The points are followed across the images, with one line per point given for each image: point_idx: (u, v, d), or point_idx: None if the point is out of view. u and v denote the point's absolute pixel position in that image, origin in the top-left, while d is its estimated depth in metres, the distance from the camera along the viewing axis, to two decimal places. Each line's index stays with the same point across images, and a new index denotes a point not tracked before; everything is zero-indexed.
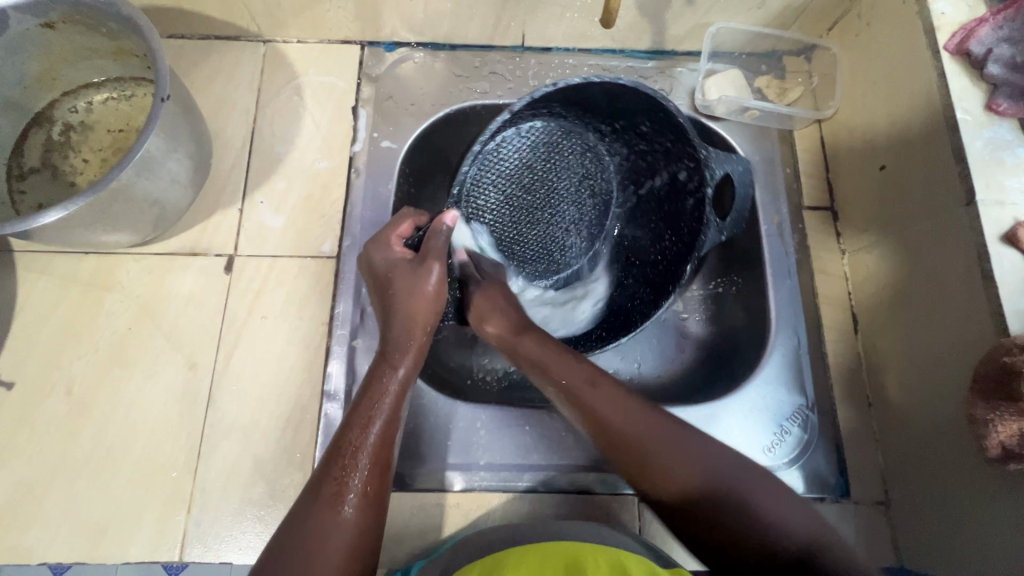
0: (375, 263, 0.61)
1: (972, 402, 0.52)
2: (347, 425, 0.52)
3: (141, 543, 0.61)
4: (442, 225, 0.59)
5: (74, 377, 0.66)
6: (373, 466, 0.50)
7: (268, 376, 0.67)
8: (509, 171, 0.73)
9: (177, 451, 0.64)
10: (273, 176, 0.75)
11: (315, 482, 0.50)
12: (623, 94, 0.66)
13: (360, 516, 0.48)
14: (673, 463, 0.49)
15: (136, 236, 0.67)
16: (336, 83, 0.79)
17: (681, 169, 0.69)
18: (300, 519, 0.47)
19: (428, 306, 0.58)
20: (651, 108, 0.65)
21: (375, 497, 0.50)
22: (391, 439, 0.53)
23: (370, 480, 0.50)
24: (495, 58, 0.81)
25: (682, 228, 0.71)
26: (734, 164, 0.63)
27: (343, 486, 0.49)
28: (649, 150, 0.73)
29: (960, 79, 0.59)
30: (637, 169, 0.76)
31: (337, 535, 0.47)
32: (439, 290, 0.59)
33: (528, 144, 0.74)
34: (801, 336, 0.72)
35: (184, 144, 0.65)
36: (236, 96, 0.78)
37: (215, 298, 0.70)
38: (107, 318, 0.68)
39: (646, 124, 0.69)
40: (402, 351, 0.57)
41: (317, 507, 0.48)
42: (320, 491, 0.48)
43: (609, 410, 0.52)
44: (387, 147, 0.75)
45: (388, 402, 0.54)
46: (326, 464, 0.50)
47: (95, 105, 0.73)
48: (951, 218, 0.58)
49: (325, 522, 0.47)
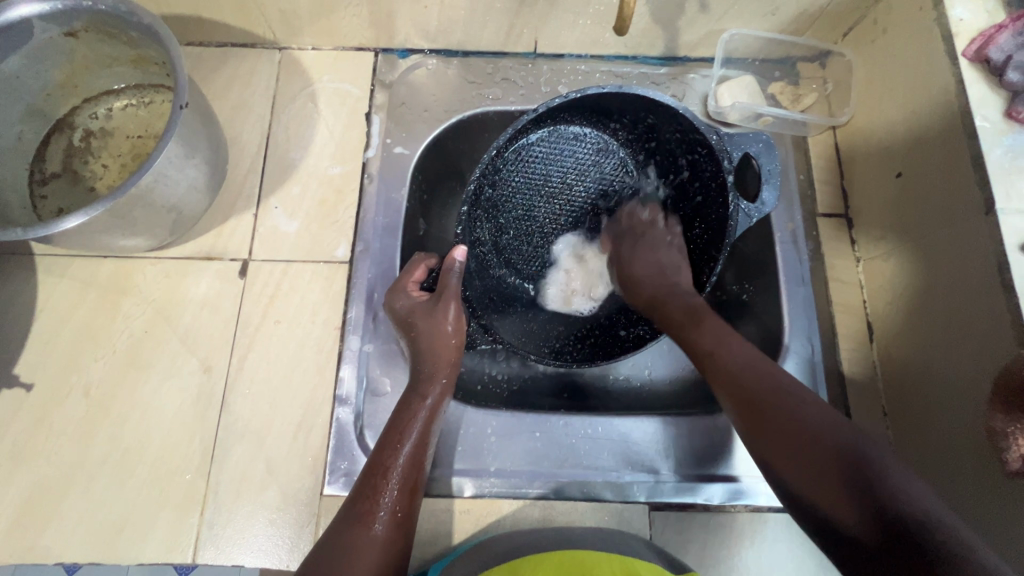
0: (394, 309, 0.64)
1: (992, 414, 0.52)
2: (381, 447, 0.55)
3: (156, 544, 0.62)
4: (454, 262, 0.63)
5: (92, 379, 0.67)
6: (403, 488, 0.53)
7: (281, 380, 0.68)
8: (529, 183, 0.75)
9: (191, 453, 0.65)
10: (288, 182, 0.76)
11: (350, 501, 0.52)
12: (627, 96, 0.65)
13: (389, 534, 0.50)
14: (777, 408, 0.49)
15: (154, 241, 0.68)
16: (350, 90, 0.80)
17: (696, 162, 0.68)
18: (334, 537, 0.49)
19: (449, 340, 0.61)
20: (656, 104, 0.64)
21: (403, 516, 0.52)
22: (420, 464, 0.55)
23: (399, 501, 0.52)
24: (508, 65, 0.81)
25: (710, 215, 0.68)
26: (750, 142, 0.62)
27: (374, 504, 0.51)
28: (662, 145, 0.72)
29: (979, 85, 0.58)
30: (658, 169, 0.75)
31: (368, 550, 0.48)
32: (457, 324, 0.62)
33: (541, 157, 0.74)
34: (814, 344, 0.71)
35: (201, 150, 0.66)
36: (252, 103, 0.79)
37: (230, 302, 0.70)
38: (124, 321, 0.69)
39: (656, 119, 0.68)
40: (430, 380, 0.59)
41: (349, 524, 0.50)
42: (353, 510, 0.51)
43: (717, 347, 0.55)
44: (400, 153, 0.76)
45: (416, 426, 0.56)
46: (360, 485, 0.53)
47: (114, 111, 0.74)
48: (970, 227, 0.57)
49: (357, 537, 0.49)
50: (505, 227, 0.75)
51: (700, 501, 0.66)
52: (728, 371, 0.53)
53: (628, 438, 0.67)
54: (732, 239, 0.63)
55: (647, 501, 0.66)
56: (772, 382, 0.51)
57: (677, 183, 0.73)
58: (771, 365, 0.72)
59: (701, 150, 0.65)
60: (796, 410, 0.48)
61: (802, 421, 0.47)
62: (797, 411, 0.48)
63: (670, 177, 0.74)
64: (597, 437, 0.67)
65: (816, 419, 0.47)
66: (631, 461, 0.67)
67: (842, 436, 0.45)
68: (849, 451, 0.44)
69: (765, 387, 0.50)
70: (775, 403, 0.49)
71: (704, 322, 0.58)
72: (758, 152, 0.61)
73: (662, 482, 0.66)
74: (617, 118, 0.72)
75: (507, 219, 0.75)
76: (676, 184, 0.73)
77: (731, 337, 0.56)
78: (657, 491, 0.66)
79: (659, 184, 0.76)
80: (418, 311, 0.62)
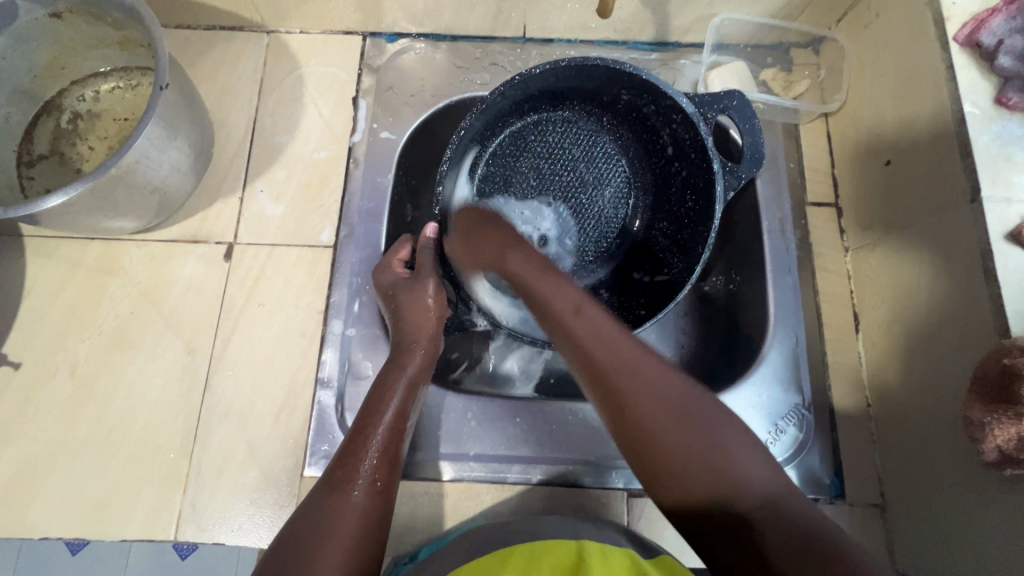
0: (377, 285, 0.66)
1: (971, 405, 0.50)
2: (361, 419, 0.56)
3: (138, 521, 0.63)
4: (428, 239, 0.65)
5: (78, 359, 0.68)
6: (382, 455, 0.53)
7: (264, 362, 0.68)
8: (516, 171, 0.75)
9: (175, 433, 0.66)
10: (274, 166, 0.76)
11: (329, 470, 0.53)
12: (594, 70, 0.64)
13: (368, 500, 0.50)
14: (649, 401, 0.47)
15: (139, 222, 0.69)
16: (338, 73, 0.80)
17: (679, 132, 0.67)
18: (313, 504, 0.50)
19: (430, 314, 0.62)
20: (624, 74, 0.63)
21: (382, 483, 0.52)
22: (399, 433, 0.56)
23: (379, 469, 0.53)
24: (496, 49, 0.80)
25: (699, 184, 0.67)
26: (728, 100, 0.61)
27: (354, 471, 0.51)
28: (642, 121, 0.71)
29: (970, 71, 0.57)
30: (648, 147, 0.73)
31: (346, 515, 0.49)
32: (438, 298, 0.63)
33: (524, 145, 0.74)
34: (799, 334, 0.71)
35: (184, 132, 0.66)
36: (240, 86, 0.78)
37: (215, 284, 0.71)
38: (110, 302, 0.70)
39: (631, 93, 0.67)
40: (409, 353, 0.60)
41: (327, 490, 0.50)
42: (332, 478, 0.51)
43: (590, 339, 0.50)
44: (386, 138, 0.76)
45: (396, 396, 0.57)
46: (340, 455, 0.53)
47: (102, 94, 0.74)
48: (956, 215, 0.56)
49: (336, 504, 0.49)
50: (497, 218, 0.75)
51: None
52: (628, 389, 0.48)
53: None
54: (722, 202, 0.61)
55: (626, 488, 0.66)
56: (678, 402, 0.48)
57: (669, 158, 0.71)
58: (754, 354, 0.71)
59: (680, 117, 0.64)
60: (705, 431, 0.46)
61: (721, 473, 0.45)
62: (716, 460, 0.45)
63: (658, 156, 0.73)
64: (578, 424, 0.68)
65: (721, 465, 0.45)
66: (611, 448, 0.67)
67: (706, 428, 0.47)
68: (731, 463, 0.45)
69: (670, 431, 0.47)
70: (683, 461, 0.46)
71: (578, 308, 0.52)
72: (734, 111, 0.61)
73: None
74: (598, 98, 0.70)
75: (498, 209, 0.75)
76: (662, 160, 0.73)
77: (604, 325, 0.51)
78: (635, 478, 0.66)
79: (653, 162, 0.74)
80: (400, 286, 0.64)
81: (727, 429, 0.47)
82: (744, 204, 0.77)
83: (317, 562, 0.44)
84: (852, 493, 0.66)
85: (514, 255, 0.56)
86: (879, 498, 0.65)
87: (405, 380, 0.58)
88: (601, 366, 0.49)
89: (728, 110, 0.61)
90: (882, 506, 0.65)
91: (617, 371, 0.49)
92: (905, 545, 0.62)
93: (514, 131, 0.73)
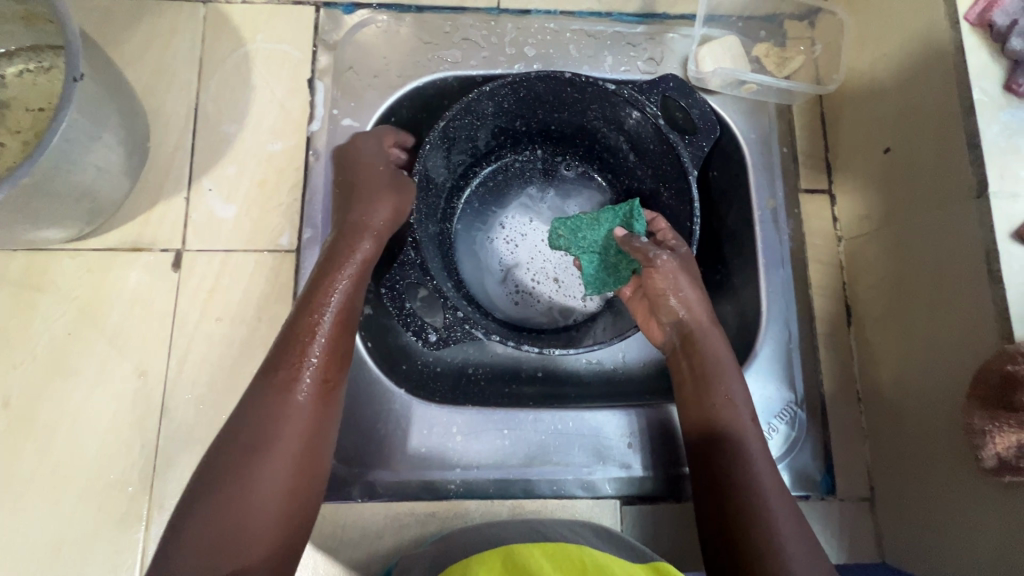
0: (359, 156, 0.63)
1: (970, 411, 0.49)
2: (302, 309, 0.54)
3: (97, 563, 0.58)
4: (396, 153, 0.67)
5: (11, 390, 0.60)
6: (330, 349, 0.52)
7: (227, 381, 0.62)
8: (489, 213, 0.76)
9: (131, 464, 0.60)
10: (223, 160, 0.67)
11: (268, 367, 0.51)
12: (537, 87, 0.65)
13: (315, 402, 0.50)
14: (757, 486, 0.52)
15: (70, 232, 0.60)
16: (289, 50, 0.70)
17: (631, 128, 0.68)
18: (253, 406, 0.49)
19: (381, 212, 0.59)
20: (566, 84, 0.64)
21: (330, 382, 0.51)
22: (347, 325, 0.54)
23: (328, 366, 0.52)
24: (468, 23, 0.73)
25: (664, 168, 0.68)
26: (663, 84, 0.65)
27: (299, 371, 0.50)
28: (598, 136, 0.73)
29: (981, 54, 0.52)
30: (607, 155, 0.75)
31: (293, 415, 0.48)
32: (394, 182, 0.61)
33: (489, 186, 0.77)
34: (792, 328, 0.70)
35: (110, 126, 0.57)
36: (177, 67, 0.69)
37: (164, 297, 0.64)
38: (42, 323, 0.62)
39: (572, 108, 0.69)
40: (359, 233, 0.58)
41: (272, 388, 0.49)
42: (275, 377, 0.50)
43: (740, 422, 0.56)
44: (349, 125, 0.69)
45: (345, 281, 0.55)
46: (280, 351, 0.51)
47: (8, 78, 0.64)
48: (958, 211, 0.53)
49: (280, 403, 0.49)
50: (476, 261, 0.75)
51: (671, 493, 0.64)
52: (704, 434, 0.56)
53: (599, 431, 0.65)
54: (691, 168, 0.63)
55: (618, 496, 0.64)
56: (782, 508, 0.51)
57: (629, 161, 0.73)
58: (746, 351, 0.70)
59: (628, 112, 0.65)
60: (804, 541, 0.49)
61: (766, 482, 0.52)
62: (750, 473, 0.53)
63: (619, 162, 0.74)
64: (568, 433, 0.65)
65: (753, 457, 0.54)
66: (599, 458, 0.65)
67: (795, 520, 0.50)
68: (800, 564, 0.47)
69: (750, 470, 0.53)
70: (729, 436, 0.55)
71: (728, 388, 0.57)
72: (672, 91, 0.65)
73: (635, 476, 0.65)
74: (546, 119, 0.72)
75: (476, 251, 0.75)
76: (625, 167, 0.74)
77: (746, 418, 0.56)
78: (626, 485, 0.65)
79: (612, 166, 0.76)
80: (665, 263, 0.58)
81: (800, 536, 0.49)
82: (736, 193, 0.73)
83: (267, 467, 0.46)
84: (843, 488, 0.66)
85: (712, 335, 0.59)
86: (868, 492, 0.66)
87: (354, 263, 0.57)
88: (724, 440, 0.55)
89: (667, 92, 0.65)
90: (870, 500, 0.66)
91: (730, 449, 0.54)
92: (894, 540, 0.62)
93: (479, 175, 0.76)
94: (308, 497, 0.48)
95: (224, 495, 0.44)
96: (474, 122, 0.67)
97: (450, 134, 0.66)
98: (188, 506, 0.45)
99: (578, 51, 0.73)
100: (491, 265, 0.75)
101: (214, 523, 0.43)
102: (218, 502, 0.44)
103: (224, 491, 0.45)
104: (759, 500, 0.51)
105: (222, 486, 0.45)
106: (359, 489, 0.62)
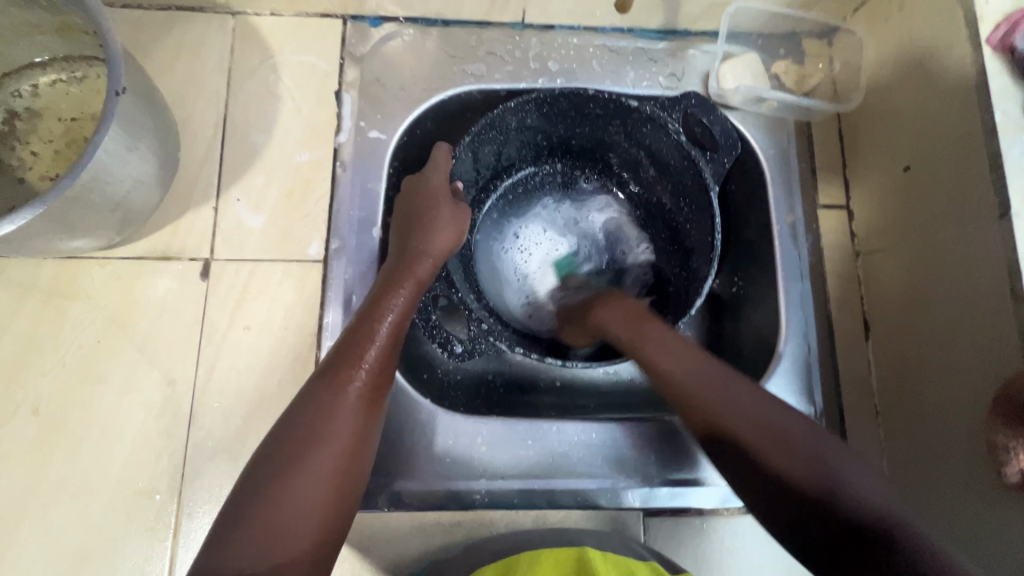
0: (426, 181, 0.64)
1: (993, 426, 0.51)
2: (362, 318, 0.55)
3: (126, 570, 0.58)
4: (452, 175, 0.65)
5: (40, 397, 0.61)
6: (383, 356, 0.53)
7: (255, 390, 0.63)
8: (510, 225, 0.77)
9: (159, 472, 0.60)
10: (251, 171, 0.68)
11: (326, 368, 0.52)
12: (562, 103, 0.66)
13: (365, 405, 0.51)
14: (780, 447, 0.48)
15: (101, 241, 0.61)
16: (317, 63, 0.71)
17: (653, 144, 0.69)
18: (309, 404, 0.49)
19: (445, 236, 0.61)
20: (590, 101, 0.65)
21: (379, 389, 0.52)
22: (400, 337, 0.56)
23: (378, 374, 0.52)
24: (493, 37, 0.74)
25: (685, 184, 0.69)
26: (686, 100, 0.65)
27: (352, 374, 0.51)
28: (619, 150, 0.74)
29: (1003, 77, 0.54)
30: (628, 168, 0.76)
31: (343, 418, 0.49)
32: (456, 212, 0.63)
33: (510, 198, 0.78)
34: (812, 339, 0.70)
35: (145, 138, 0.58)
36: (206, 78, 0.70)
37: (192, 306, 0.64)
38: (72, 331, 0.62)
39: (594, 123, 0.70)
40: (422, 257, 0.59)
41: (327, 390, 0.50)
42: (329, 379, 0.51)
43: (727, 394, 0.52)
44: (375, 138, 0.69)
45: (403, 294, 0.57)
46: (338, 355, 0.52)
47: (41, 88, 0.65)
48: (979, 230, 0.54)
49: (332, 403, 0.49)
50: (497, 271, 0.76)
51: (694, 506, 0.65)
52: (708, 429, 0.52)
53: (622, 443, 0.66)
54: (713, 185, 0.64)
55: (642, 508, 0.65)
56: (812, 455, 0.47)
57: (649, 175, 0.74)
58: (765, 365, 0.71)
59: (651, 129, 0.66)
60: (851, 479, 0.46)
61: (801, 474, 0.47)
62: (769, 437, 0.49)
63: (640, 176, 0.75)
64: (591, 444, 0.66)
65: (762, 421, 0.50)
66: (622, 469, 0.65)
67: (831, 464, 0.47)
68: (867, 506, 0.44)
69: (767, 434, 0.49)
70: (732, 417, 0.51)
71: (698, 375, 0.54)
72: (695, 108, 0.65)
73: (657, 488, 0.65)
74: (568, 134, 0.73)
75: (496, 262, 0.76)
76: (646, 180, 0.75)
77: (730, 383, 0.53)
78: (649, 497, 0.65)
79: (633, 180, 0.77)
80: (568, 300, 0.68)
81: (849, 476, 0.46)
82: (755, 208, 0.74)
83: (315, 466, 0.46)
84: None
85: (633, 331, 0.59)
86: None
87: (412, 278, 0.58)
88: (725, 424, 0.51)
89: (690, 108, 0.65)
90: None
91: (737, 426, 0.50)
92: None
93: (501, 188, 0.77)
94: (350, 501, 0.48)
95: (271, 491, 0.45)
96: (499, 137, 0.68)
97: (475, 146, 0.67)
98: (239, 503, 0.45)
99: (600, 66, 0.75)
100: (511, 276, 0.76)
101: (262, 517, 0.44)
102: (266, 497, 0.45)
103: (271, 488, 0.45)
104: (793, 461, 0.47)
105: (271, 482, 0.45)
106: (384, 499, 0.63)
